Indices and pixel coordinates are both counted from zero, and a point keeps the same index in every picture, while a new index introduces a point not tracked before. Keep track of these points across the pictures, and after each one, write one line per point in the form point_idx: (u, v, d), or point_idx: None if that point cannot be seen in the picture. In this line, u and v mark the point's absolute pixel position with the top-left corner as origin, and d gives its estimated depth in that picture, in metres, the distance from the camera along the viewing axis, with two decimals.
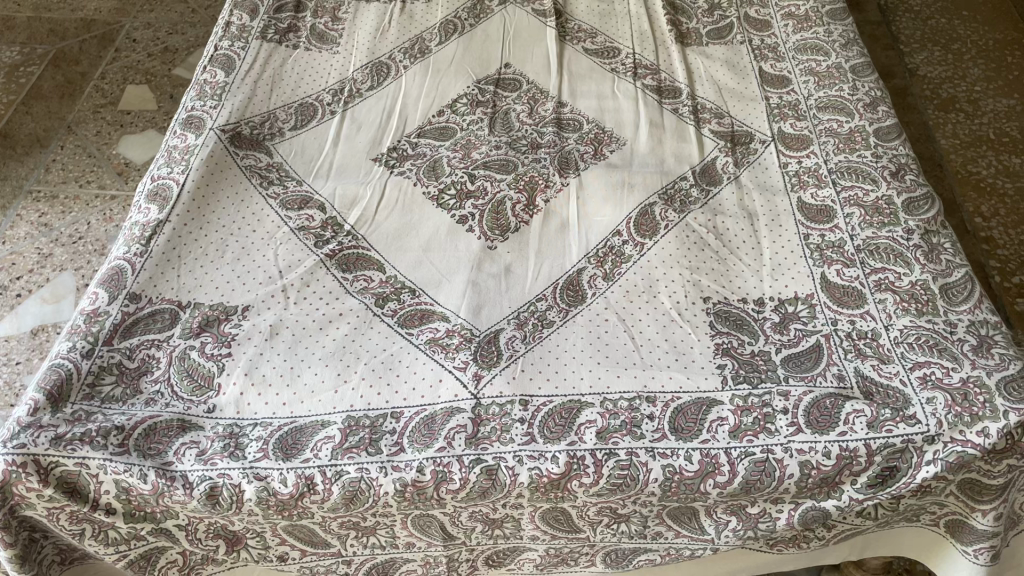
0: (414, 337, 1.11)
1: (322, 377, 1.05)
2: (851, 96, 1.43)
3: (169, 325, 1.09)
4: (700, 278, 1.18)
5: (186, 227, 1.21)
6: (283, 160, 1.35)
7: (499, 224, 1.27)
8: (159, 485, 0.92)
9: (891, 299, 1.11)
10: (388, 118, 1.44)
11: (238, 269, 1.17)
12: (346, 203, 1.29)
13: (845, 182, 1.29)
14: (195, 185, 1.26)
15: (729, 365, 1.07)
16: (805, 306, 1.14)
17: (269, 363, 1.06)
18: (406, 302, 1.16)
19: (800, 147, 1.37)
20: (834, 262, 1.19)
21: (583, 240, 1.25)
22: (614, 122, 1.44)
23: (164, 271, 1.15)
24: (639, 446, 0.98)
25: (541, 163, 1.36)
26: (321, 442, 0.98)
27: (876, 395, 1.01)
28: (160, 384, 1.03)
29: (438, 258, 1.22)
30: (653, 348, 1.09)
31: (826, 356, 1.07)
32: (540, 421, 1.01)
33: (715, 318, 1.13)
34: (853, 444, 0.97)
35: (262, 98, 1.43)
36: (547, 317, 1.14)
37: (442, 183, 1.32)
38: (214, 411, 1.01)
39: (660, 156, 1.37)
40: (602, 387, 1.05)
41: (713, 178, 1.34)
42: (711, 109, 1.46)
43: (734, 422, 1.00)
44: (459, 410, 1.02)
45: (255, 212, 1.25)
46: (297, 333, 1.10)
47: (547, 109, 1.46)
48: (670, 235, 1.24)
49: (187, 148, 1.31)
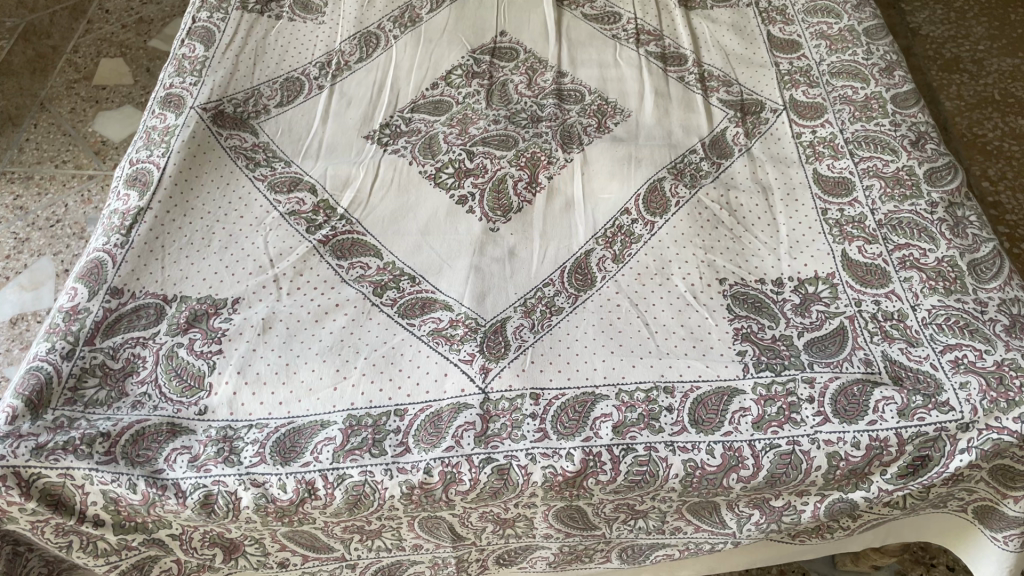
0: (415, 327, 1.04)
1: (320, 374, 0.99)
2: (866, 61, 1.36)
3: (154, 321, 1.02)
4: (714, 258, 1.12)
5: (168, 215, 1.13)
6: (270, 139, 1.27)
7: (501, 205, 1.20)
8: (149, 495, 0.87)
9: (917, 277, 1.06)
10: (379, 92, 1.36)
11: (226, 259, 1.10)
12: (338, 185, 1.22)
13: (863, 152, 1.23)
14: (176, 169, 1.18)
15: (749, 350, 1.01)
16: (826, 286, 1.08)
17: (262, 359, 1.00)
18: (405, 290, 1.09)
19: (813, 115, 1.31)
20: (855, 238, 1.13)
21: (589, 219, 1.19)
22: (618, 93, 1.37)
23: (147, 262, 1.07)
24: (657, 440, 0.93)
25: (542, 138, 1.29)
26: (321, 445, 0.93)
27: (906, 381, 0.96)
28: (147, 386, 0.96)
29: (438, 243, 1.15)
30: (669, 334, 1.03)
31: (851, 340, 1.01)
32: (553, 416, 0.95)
33: (732, 300, 1.07)
34: (884, 434, 0.92)
35: (245, 73, 1.35)
36: (555, 304, 1.08)
37: (440, 161, 1.25)
38: (205, 413, 0.95)
39: (667, 127, 1.31)
40: (617, 378, 0.99)
41: (724, 150, 1.28)
42: (719, 77, 1.39)
43: (757, 412, 0.95)
44: (466, 406, 0.96)
45: (243, 197, 1.18)
46: (291, 327, 1.03)
47: (546, 79, 1.39)
48: (682, 212, 1.18)
49: (167, 129, 1.23)
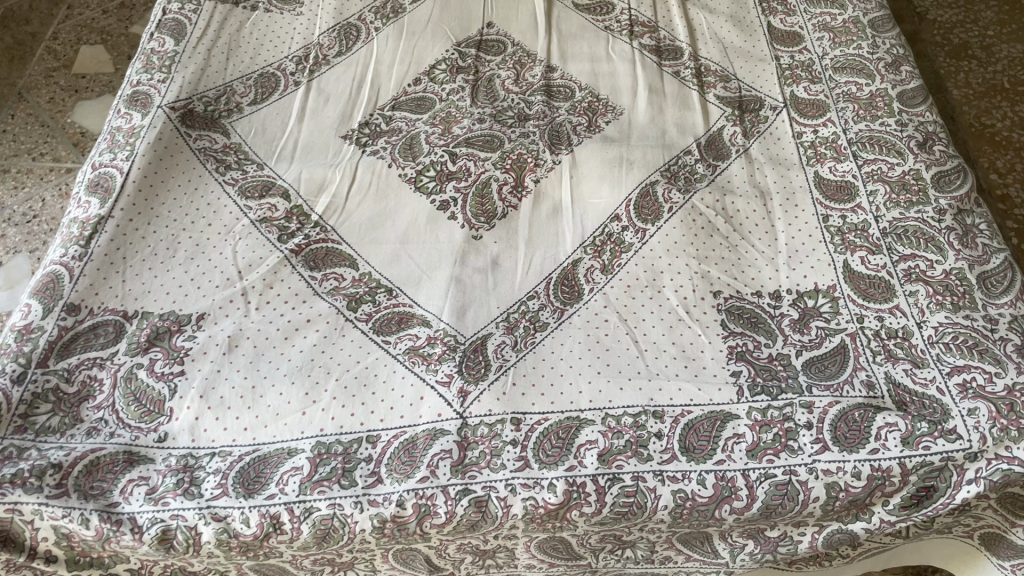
0: (390, 346, 0.98)
1: (288, 397, 0.93)
2: (871, 55, 1.29)
3: (113, 340, 0.96)
4: (708, 268, 1.06)
5: (131, 224, 1.06)
6: (242, 140, 1.20)
7: (484, 210, 1.14)
8: (103, 531, 0.83)
9: (923, 291, 0.99)
10: (358, 88, 1.30)
11: (191, 271, 1.03)
12: (313, 189, 1.15)
13: (867, 154, 1.16)
14: (141, 173, 1.11)
15: (744, 371, 0.95)
16: (827, 300, 1.02)
17: (227, 381, 0.94)
18: (381, 304, 1.03)
19: (815, 114, 1.24)
20: (858, 248, 1.06)
21: (578, 226, 1.13)
22: (610, 89, 1.30)
23: (106, 276, 1.01)
24: (645, 469, 0.88)
25: (529, 138, 1.23)
26: (287, 475, 0.87)
27: (910, 407, 0.90)
28: (103, 411, 0.91)
29: (417, 252, 1.09)
30: (659, 353, 0.97)
31: (852, 360, 0.95)
32: (535, 443, 0.90)
33: (726, 315, 1.01)
34: (886, 464, 0.87)
35: (217, 69, 1.28)
36: (540, 319, 1.02)
37: (420, 163, 1.19)
38: (164, 441, 0.89)
39: (661, 126, 1.24)
40: (603, 402, 0.93)
41: (720, 150, 1.21)
42: (716, 72, 1.33)
43: (752, 439, 0.89)
44: (442, 433, 0.90)
45: (211, 203, 1.11)
46: (259, 345, 0.97)
47: (534, 74, 1.32)
48: (675, 219, 1.11)
49: (132, 130, 1.17)
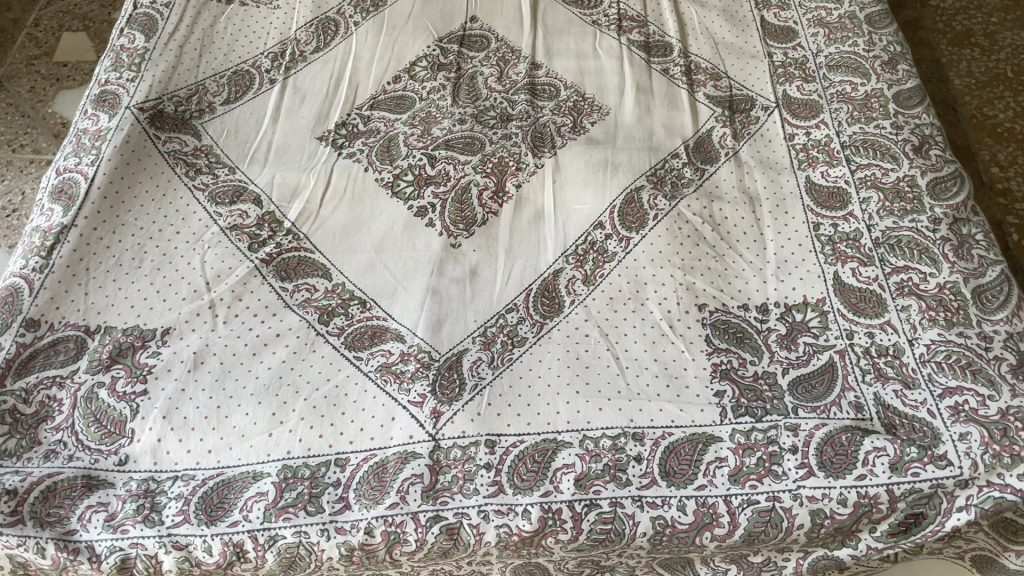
0: (362, 362, 0.95)
1: (254, 418, 0.90)
2: (867, 53, 1.25)
3: (73, 357, 0.93)
4: (694, 280, 1.02)
5: (95, 233, 1.03)
6: (213, 141, 1.16)
7: (463, 216, 1.10)
8: (60, 559, 0.81)
9: (915, 306, 0.96)
10: (335, 86, 1.25)
11: (157, 283, 1.00)
12: (286, 194, 1.11)
13: (861, 158, 1.12)
14: (106, 179, 1.07)
15: (728, 390, 0.91)
16: (816, 315, 0.98)
17: (192, 401, 0.91)
18: (354, 317, 1.00)
19: (808, 115, 1.20)
20: (849, 259, 1.02)
21: (560, 234, 1.09)
22: (596, 88, 1.26)
23: (68, 289, 0.98)
24: (623, 495, 0.85)
25: (511, 140, 1.18)
26: (251, 501, 0.84)
27: (900, 430, 0.87)
28: (62, 433, 0.88)
29: (393, 261, 1.05)
30: (640, 370, 0.94)
31: (841, 380, 0.92)
32: (509, 467, 0.86)
33: (711, 330, 0.97)
34: (874, 490, 0.84)
35: (189, 66, 1.24)
36: (518, 333, 0.98)
37: (398, 167, 1.15)
38: (125, 464, 0.86)
39: (648, 128, 1.20)
40: (581, 423, 0.89)
41: (709, 153, 1.17)
42: (707, 69, 1.28)
43: (735, 463, 0.86)
44: (414, 456, 0.87)
45: (180, 209, 1.08)
46: (226, 362, 0.94)
47: (518, 72, 1.28)
48: (660, 227, 1.08)
49: (98, 133, 1.13)
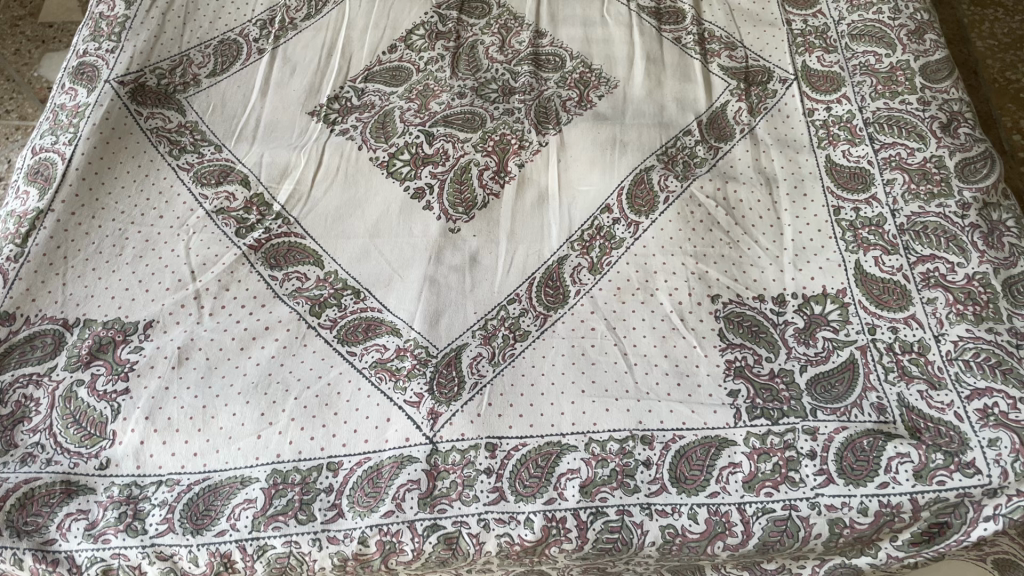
0: (356, 358, 0.90)
1: (242, 419, 0.85)
2: (892, 21, 1.17)
3: (51, 353, 0.88)
4: (706, 269, 0.97)
5: (73, 218, 0.97)
6: (199, 117, 1.10)
7: (462, 199, 1.04)
8: (39, 571, 0.77)
9: (942, 299, 0.90)
10: (328, 56, 1.18)
11: (140, 271, 0.95)
12: (275, 174, 1.05)
13: (885, 137, 1.05)
14: (85, 159, 1.02)
15: (742, 390, 0.86)
16: (836, 307, 0.92)
17: (176, 400, 0.86)
18: (347, 309, 0.94)
19: (829, 88, 1.13)
20: (872, 246, 0.97)
21: (564, 218, 1.03)
22: (604, 58, 1.19)
23: (45, 279, 0.92)
24: (631, 502, 0.80)
25: (513, 116, 1.12)
26: (239, 509, 0.80)
27: (924, 435, 0.82)
28: (39, 435, 0.83)
29: (388, 248, 1.00)
30: (650, 368, 0.88)
31: (862, 379, 0.86)
32: (511, 472, 0.82)
33: (724, 324, 0.92)
34: (896, 499, 0.79)
35: (172, 36, 1.17)
36: (520, 327, 0.93)
37: (394, 145, 1.08)
38: (106, 468, 0.82)
39: (659, 103, 1.14)
40: (587, 425, 0.84)
41: (723, 130, 1.11)
42: (721, 38, 1.21)
43: (750, 469, 0.81)
44: (410, 460, 0.83)
45: (163, 192, 1.02)
46: (212, 358, 0.89)
47: (521, 41, 1.21)
48: (671, 212, 1.02)
49: (76, 109, 1.07)
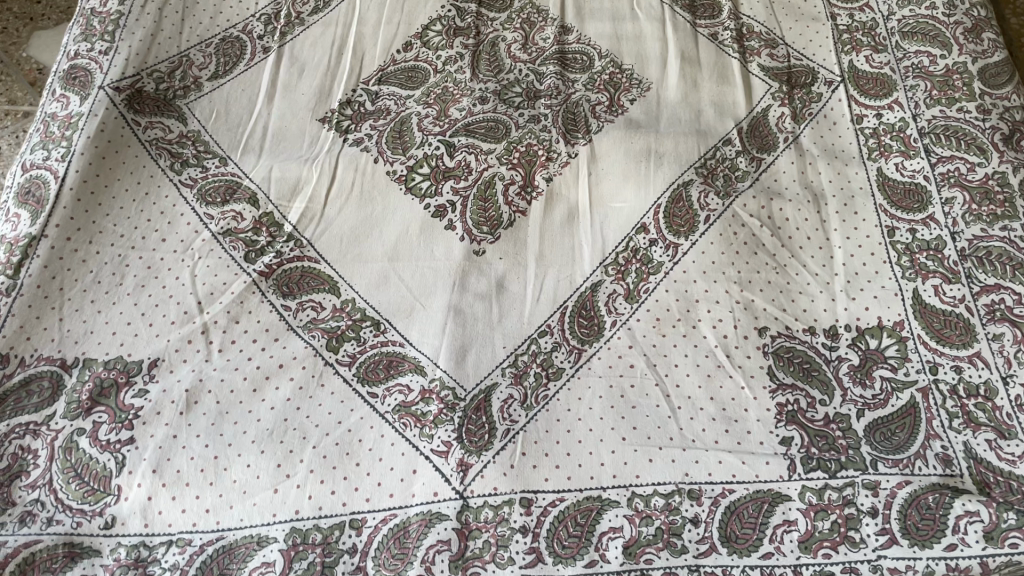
0: (377, 401, 0.83)
1: (257, 471, 0.79)
2: (947, 18, 1.09)
3: (48, 399, 0.81)
4: (753, 297, 0.90)
5: (69, 244, 0.90)
6: (201, 126, 1.02)
7: (487, 217, 0.97)
8: None
9: (1009, 336, 0.84)
10: (338, 55, 1.10)
11: (142, 303, 0.88)
12: (285, 191, 0.97)
13: (942, 149, 0.98)
14: (80, 177, 0.94)
15: (796, 438, 0.80)
16: (893, 342, 0.86)
17: (186, 450, 0.79)
18: (367, 343, 0.88)
19: (879, 92, 1.05)
20: (931, 274, 0.90)
21: (598, 238, 0.96)
22: (635, 57, 1.10)
23: (40, 315, 0.85)
24: (678, 564, 0.74)
25: (540, 123, 1.04)
26: (256, 573, 0.74)
27: (994, 491, 0.76)
28: (38, 491, 0.77)
29: (408, 273, 0.93)
30: (695, 412, 0.82)
31: (924, 425, 0.80)
32: (548, 531, 0.76)
33: (774, 361, 0.85)
34: (965, 563, 0.72)
35: (169, 34, 1.09)
36: (553, 363, 0.86)
37: (412, 157, 1.01)
38: (112, 527, 0.76)
39: (695, 107, 1.06)
40: (629, 478, 0.78)
41: (766, 139, 1.03)
42: (760, 34, 1.13)
43: (806, 527, 0.75)
44: (439, 518, 0.76)
45: (165, 212, 0.94)
46: (223, 401, 0.82)
47: (546, 37, 1.13)
48: (713, 233, 0.94)
49: (68, 120, 0.99)
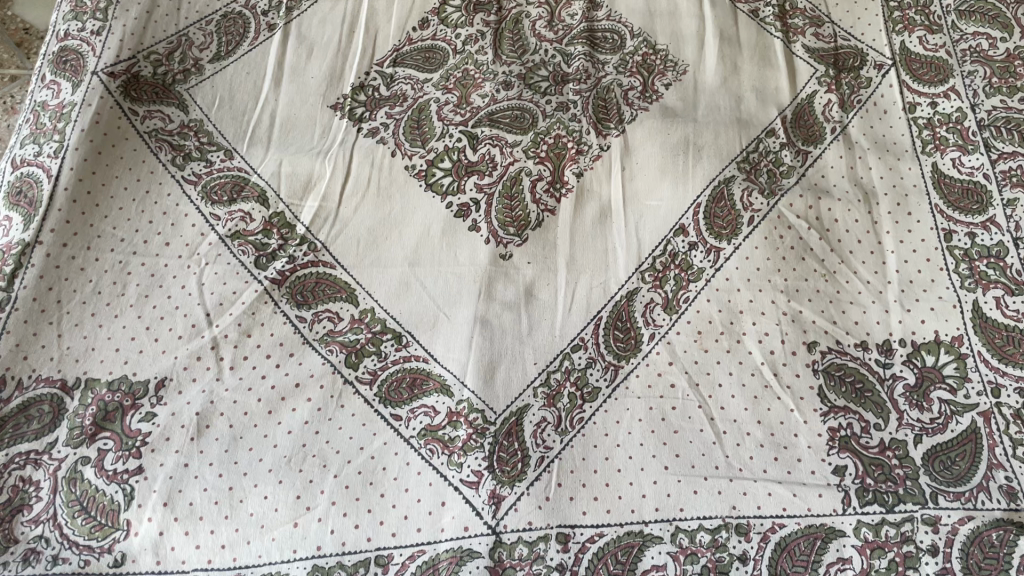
0: (402, 425, 0.78)
1: (275, 503, 0.73)
2: None
3: (49, 425, 0.76)
4: (801, 308, 0.84)
5: (66, 250, 0.83)
6: (204, 114, 0.94)
7: (514, 217, 0.90)
8: None
9: None
10: (350, 34, 1.02)
11: (146, 316, 0.82)
12: (296, 188, 0.90)
13: (1003, 144, 0.92)
14: (75, 176, 0.87)
15: (850, 467, 0.75)
16: (952, 359, 0.80)
17: (198, 481, 0.74)
18: (388, 358, 0.82)
19: (934, 78, 0.98)
20: (992, 284, 0.84)
21: (633, 240, 0.89)
22: (670, 36, 1.03)
23: (38, 331, 0.79)
24: None
25: (568, 112, 0.97)
26: None
27: None
28: (42, 527, 0.71)
29: (431, 279, 0.86)
30: (742, 438, 0.77)
31: (986, 454, 0.76)
32: (587, 570, 0.71)
33: (825, 381, 0.80)
34: None
35: (167, 11, 1.01)
36: (588, 382, 0.81)
37: (432, 150, 0.94)
38: (122, 565, 0.70)
39: (735, 93, 0.98)
40: (673, 511, 0.73)
41: (812, 130, 0.95)
42: (804, 11, 1.04)
43: (861, 566, 0.70)
44: (471, 555, 0.72)
45: (167, 212, 0.88)
46: (236, 426, 0.77)
47: (573, 14, 1.05)
48: (758, 236, 0.88)
49: (60, 111, 0.91)
